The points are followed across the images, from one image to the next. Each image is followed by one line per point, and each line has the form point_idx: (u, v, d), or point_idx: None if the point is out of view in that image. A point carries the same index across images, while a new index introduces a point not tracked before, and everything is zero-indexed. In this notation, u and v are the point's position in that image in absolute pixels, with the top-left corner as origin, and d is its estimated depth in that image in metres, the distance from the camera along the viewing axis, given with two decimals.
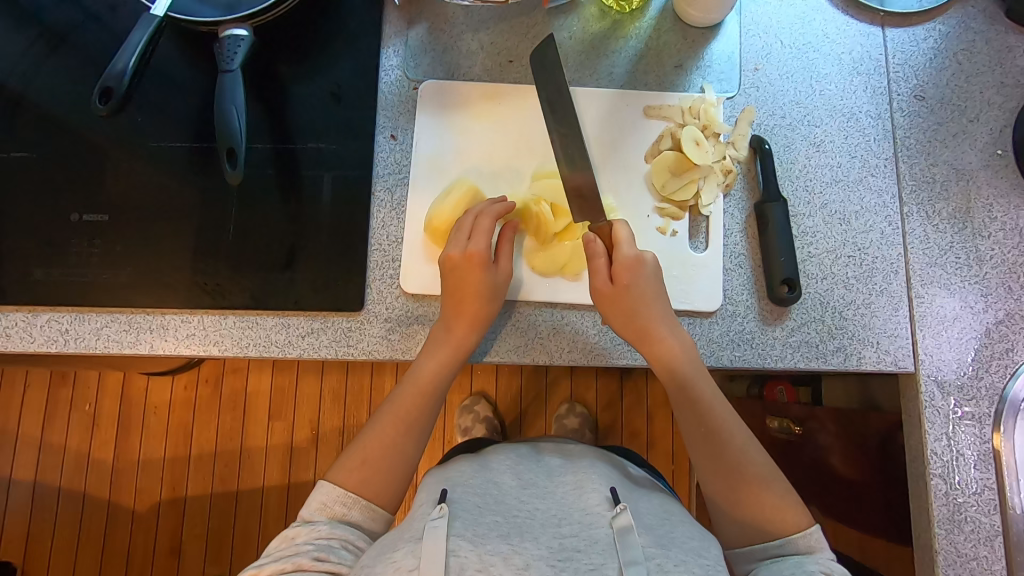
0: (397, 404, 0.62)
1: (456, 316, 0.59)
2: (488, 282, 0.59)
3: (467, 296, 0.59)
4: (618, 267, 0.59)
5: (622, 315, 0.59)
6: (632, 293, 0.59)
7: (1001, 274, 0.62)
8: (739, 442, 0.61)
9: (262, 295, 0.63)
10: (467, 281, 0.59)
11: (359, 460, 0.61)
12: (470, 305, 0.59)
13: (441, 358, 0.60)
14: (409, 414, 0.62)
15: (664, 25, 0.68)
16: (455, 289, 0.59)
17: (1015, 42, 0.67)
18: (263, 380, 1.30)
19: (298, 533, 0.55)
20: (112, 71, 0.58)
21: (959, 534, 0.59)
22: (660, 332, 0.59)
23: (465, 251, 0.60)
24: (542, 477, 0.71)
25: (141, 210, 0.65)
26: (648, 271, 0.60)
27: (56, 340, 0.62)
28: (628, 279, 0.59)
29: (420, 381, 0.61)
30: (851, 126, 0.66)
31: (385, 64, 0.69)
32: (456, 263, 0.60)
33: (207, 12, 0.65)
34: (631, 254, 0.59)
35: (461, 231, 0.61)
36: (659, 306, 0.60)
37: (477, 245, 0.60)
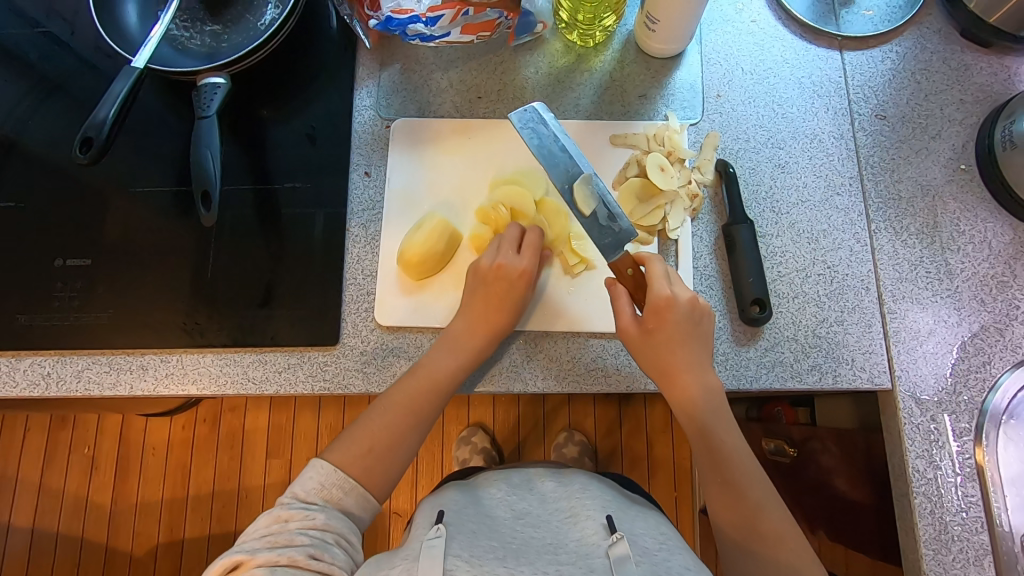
0: (404, 394, 0.59)
1: (485, 319, 0.60)
2: (522, 299, 0.61)
3: (506, 302, 0.60)
4: (650, 312, 0.58)
5: (652, 353, 0.59)
6: (657, 337, 0.58)
7: (973, 287, 0.63)
8: (756, 494, 0.59)
9: (240, 333, 0.63)
10: (510, 288, 0.60)
11: (366, 447, 0.59)
12: (500, 313, 0.60)
13: (462, 355, 0.60)
14: (414, 403, 0.60)
15: (626, 57, 0.71)
16: (492, 297, 0.60)
17: (971, 60, 0.69)
18: (259, 417, 1.30)
19: (292, 517, 0.54)
20: (93, 120, 0.59)
21: (947, 553, 0.57)
22: (683, 378, 0.58)
23: (518, 266, 0.61)
24: (535, 507, 0.70)
25: (124, 253, 0.67)
26: (681, 310, 0.58)
27: (38, 383, 0.63)
28: (657, 325, 0.58)
29: (435, 373, 0.60)
30: (815, 147, 0.67)
31: (359, 104, 0.71)
32: (506, 274, 0.61)
33: (186, 64, 0.69)
34: (664, 294, 0.58)
35: (509, 244, 0.63)
36: (691, 349, 0.58)
37: (528, 263, 0.62)
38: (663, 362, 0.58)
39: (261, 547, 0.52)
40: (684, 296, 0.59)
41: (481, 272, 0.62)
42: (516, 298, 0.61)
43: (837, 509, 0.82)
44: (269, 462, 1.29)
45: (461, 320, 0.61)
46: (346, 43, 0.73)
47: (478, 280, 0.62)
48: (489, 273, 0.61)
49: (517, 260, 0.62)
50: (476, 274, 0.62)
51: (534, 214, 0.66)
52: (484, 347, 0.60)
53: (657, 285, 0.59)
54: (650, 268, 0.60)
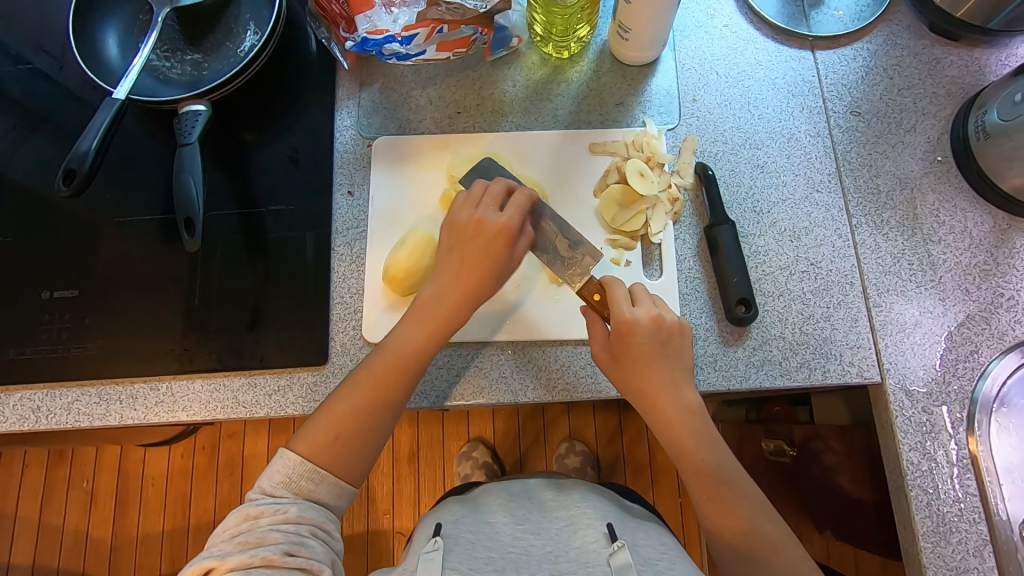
0: (372, 374, 0.58)
1: (461, 282, 0.59)
2: (501, 259, 0.59)
3: (484, 261, 0.59)
4: (614, 336, 0.58)
5: (626, 374, 0.58)
6: (628, 358, 0.57)
7: (956, 277, 0.63)
8: (744, 510, 0.57)
9: (228, 357, 0.63)
10: (488, 247, 0.59)
11: (333, 434, 0.57)
12: (478, 275, 0.59)
13: (431, 328, 0.58)
14: (385, 385, 0.58)
15: (602, 67, 0.71)
16: (470, 256, 0.59)
17: (941, 53, 0.70)
18: (257, 443, 1.29)
19: (262, 514, 0.53)
20: (76, 152, 0.60)
21: (946, 546, 0.57)
22: (661, 400, 0.58)
23: (498, 222, 0.59)
24: (535, 513, 0.70)
25: (112, 282, 0.67)
26: (645, 329, 0.57)
27: (28, 418, 0.63)
28: (625, 346, 0.57)
29: (402, 349, 0.58)
30: (792, 146, 0.68)
31: (339, 125, 0.71)
32: (485, 232, 0.59)
33: (168, 93, 0.70)
34: (623, 315, 0.57)
35: (491, 199, 0.60)
36: (661, 368, 0.57)
37: (511, 219, 0.59)
38: (641, 381, 0.58)
39: (232, 550, 0.51)
40: (646, 316, 0.57)
41: (456, 229, 0.60)
42: (496, 257, 0.59)
43: (841, 506, 0.82)
44: None
45: (435, 285, 0.60)
46: (325, 65, 0.74)
47: (457, 237, 0.60)
48: (467, 230, 0.59)
49: (498, 217, 0.59)
50: (454, 228, 0.60)
51: None
52: (458, 314, 0.59)
53: (617, 307, 0.58)
54: (612, 292, 0.59)
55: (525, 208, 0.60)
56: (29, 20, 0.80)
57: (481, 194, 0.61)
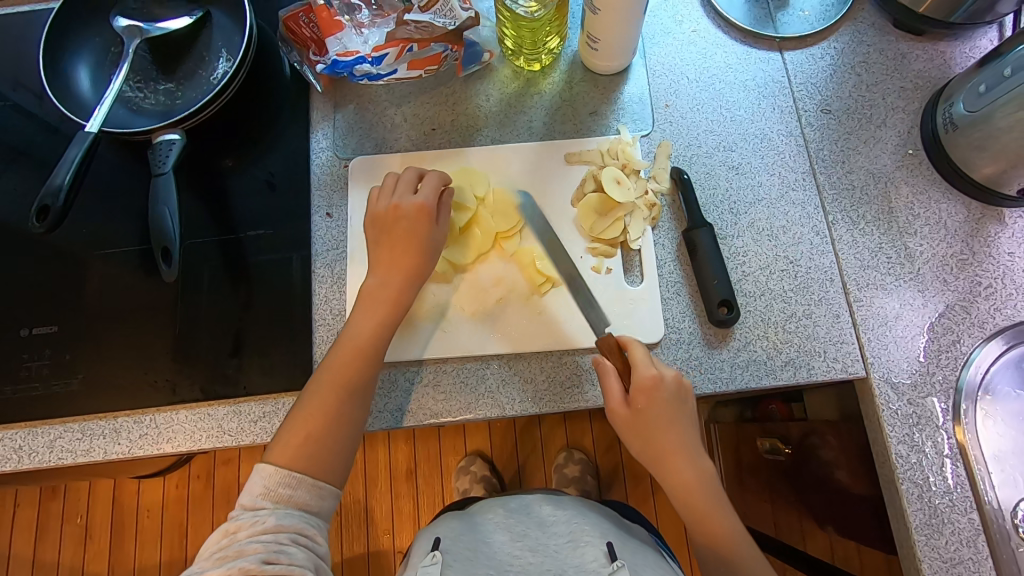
0: (330, 369, 0.58)
1: (396, 266, 0.61)
2: (427, 235, 0.61)
3: (411, 240, 0.61)
4: (637, 390, 0.57)
5: (639, 430, 0.58)
6: (646, 415, 0.57)
7: (934, 268, 0.63)
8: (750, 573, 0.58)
9: (212, 387, 0.63)
10: (413, 228, 0.61)
11: (303, 435, 0.57)
12: (406, 255, 0.61)
13: (380, 314, 0.60)
14: (343, 376, 0.58)
15: (574, 78, 0.72)
16: (397, 241, 0.61)
17: (907, 49, 0.71)
18: (251, 469, 1.28)
19: (239, 528, 0.52)
20: (49, 187, 0.59)
21: (939, 537, 0.57)
22: (675, 462, 0.58)
23: (413, 203, 0.62)
24: (534, 529, 0.69)
25: (94, 316, 0.67)
26: (668, 391, 0.57)
27: (10, 458, 0.62)
28: (644, 400, 0.57)
29: (358, 339, 0.59)
30: (766, 147, 0.68)
31: (315, 147, 0.71)
32: (405, 214, 0.61)
33: (143, 124, 0.70)
34: (649, 375, 0.57)
35: (404, 184, 0.63)
36: (676, 433, 0.58)
37: (426, 198, 0.62)
38: (663, 442, 0.58)
39: (210, 566, 0.50)
40: (671, 376, 0.58)
41: (381, 221, 0.62)
42: (422, 237, 0.61)
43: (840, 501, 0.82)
44: None
45: (372, 277, 0.61)
46: (299, 89, 0.74)
47: (380, 229, 0.62)
48: (388, 218, 0.62)
49: (413, 198, 0.62)
50: (377, 219, 0.62)
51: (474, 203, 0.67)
52: (403, 294, 0.61)
53: (642, 367, 0.57)
54: (632, 352, 0.58)
55: (438, 186, 0.63)
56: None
57: (394, 184, 0.64)
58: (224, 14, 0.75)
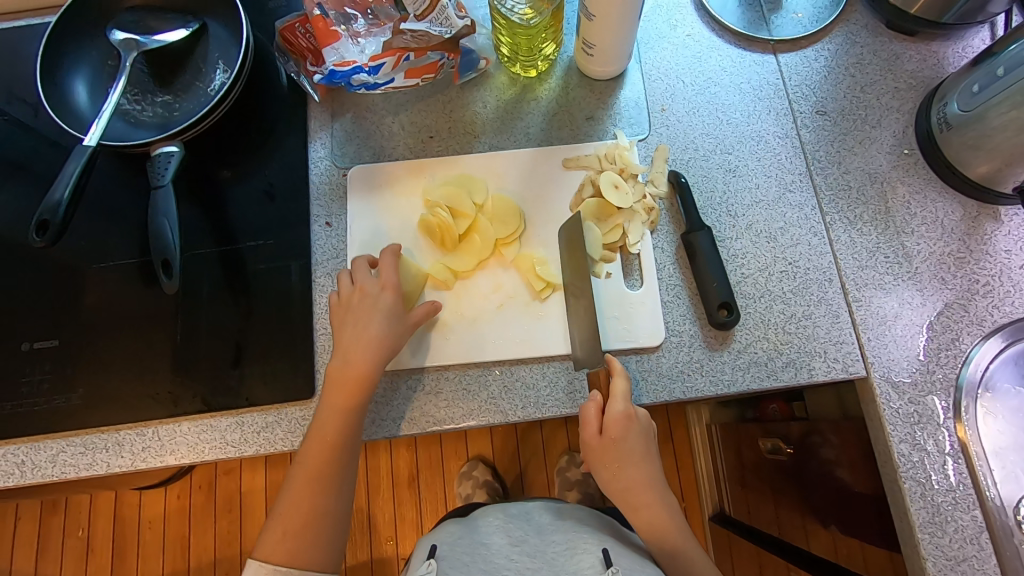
0: (305, 462, 0.58)
1: (360, 342, 0.59)
2: (392, 310, 0.61)
3: (374, 322, 0.60)
4: (610, 424, 0.58)
5: (608, 467, 0.60)
6: (617, 448, 0.59)
7: (932, 267, 0.64)
8: None
9: (215, 398, 0.63)
10: (376, 303, 0.60)
11: (282, 531, 0.57)
12: (368, 330, 0.60)
13: (340, 400, 0.58)
14: (317, 468, 0.58)
15: (570, 83, 0.72)
16: (358, 319, 0.60)
17: (900, 49, 0.72)
18: (253, 479, 1.28)
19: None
20: (48, 203, 0.59)
21: (943, 535, 0.57)
22: (643, 497, 0.61)
23: (376, 282, 0.62)
24: (533, 535, 0.70)
25: (94, 329, 0.67)
26: (638, 427, 0.59)
27: (13, 473, 0.62)
28: (617, 434, 0.58)
29: (324, 432, 0.58)
30: (762, 149, 0.69)
31: (314, 157, 0.72)
32: (368, 293, 0.61)
33: (141, 136, 0.70)
34: (622, 411, 0.58)
35: (362, 271, 0.63)
36: (644, 467, 0.61)
37: (388, 276, 0.62)
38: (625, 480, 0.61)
39: None
40: (642, 412, 0.60)
41: (344, 302, 0.62)
42: (388, 313, 0.60)
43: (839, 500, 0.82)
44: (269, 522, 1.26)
45: (337, 359, 0.60)
46: (297, 98, 0.74)
47: (344, 309, 0.61)
48: (351, 299, 0.61)
49: (375, 279, 0.62)
50: (339, 309, 0.62)
51: (474, 210, 0.67)
52: (366, 375, 0.59)
53: (620, 401, 0.58)
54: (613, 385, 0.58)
55: (395, 263, 0.63)
56: None
57: (351, 280, 0.62)
58: (220, 26, 0.75)
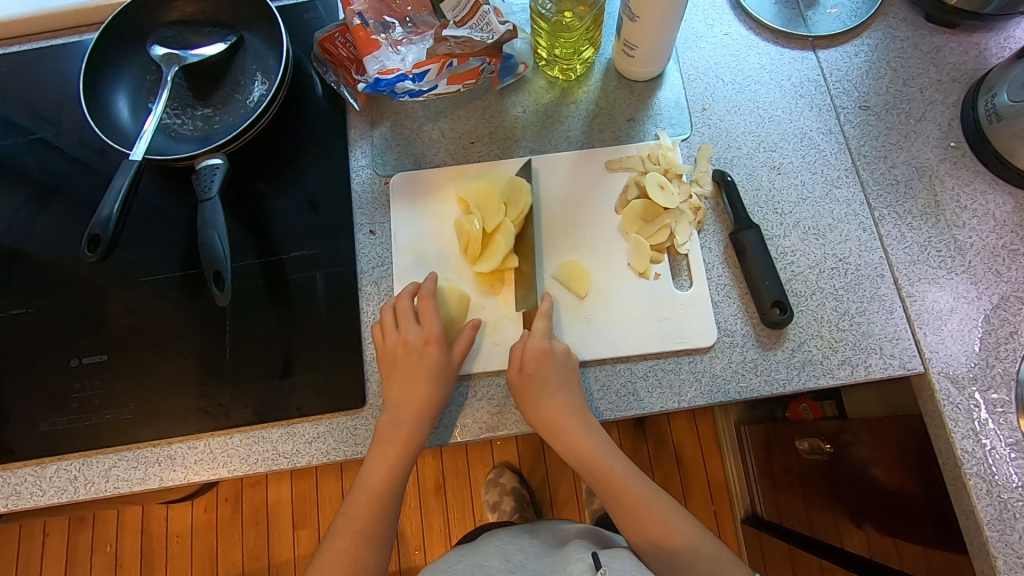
0: (348, 518, 0.59)
1: (408, 401, 0.59)
2: (439, 363, 0.60)
3: (421, 381, 0.59)
4: (526, 358, 0.59)
5: (527, 403, 0.59)
6: (534, 382, 0.59)
7: (986, 259, 0.63)
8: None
9: (266, 409, 0.63)
10: (421, 359, 0.60)
11: None
12: (417, 390, 0.59)
13: (391, 455, 0.58)
14: (360, 524, 0.58)
15: (609, 85, 0.72)
16: (407, 377, 0.59)
17: (941, 41, 0.71)
18: (280, 490, 1.27)
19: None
20: (99, 218, 0.59)
21: (1013, 533, 0.56)
22: (564, 425, 0.59)
23: (420, 335, 0.60)
24: (531, 559, 0.67)
25: (142, 343, 0.67)
26: (556, 360, 0.59)
27: (66, 489, 0.62)
28: (534, 367, 0.59)
29: (371, 485, 0.59)
30: (806, 146, 0.68)
31: (355, 165, 0.72)
32: (413, 348, 0.60)
33: (185, 150, 0.71)
34: (539, 346, 0.59)
35: (405, 317, 0.61)
36: (563, 396, 0.59)
37: (432, 327, 0.61)
38: (541, 413, 0.59)
39: None
40: (561, 346, 0.60)
41: (391, 355, 0.61)
42: (433, 370, 0.60)
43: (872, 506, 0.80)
44: (297, 534, 1.26)
45: (386, 414, 0.59)
46: (336, 108, 0.75)
47: (391, 363, 0.61)
48: (398, 352, 0.60)
49: (419, 329, 0.61)
50: (385, 360, 0.61)
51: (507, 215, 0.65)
52: (415, 432, 0.58)
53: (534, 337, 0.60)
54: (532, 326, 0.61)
55: (437, 309, 0.62)
56: (42, 88, 0.80)
57: (393, 319, 0.62)
58: (257, 38, 0.75)
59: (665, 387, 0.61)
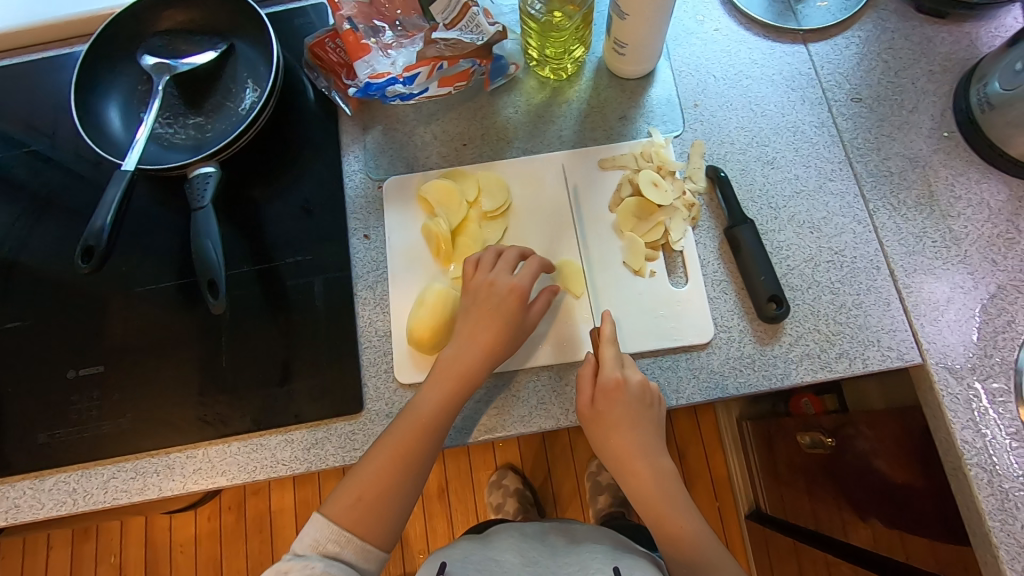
0: (393, 440, 0.57)
1: (478, 342, 0.58)
2: (518, 317, 0.59)
3: (497, 325, 0.59)
4: (599, 395, 0.57)
5: (597, 434, 0.58)
6: (607, 420, 0.57)
7: (981, 249, 0.63)
8: None
9: (264, 416, 0.62)
10: (502, 307, 0.59)
11: (355, 496, 0.56)
12: (489, 333, 0.59)
13: (446, 389, 0.58)
14: (404, 450, 0.56)
15: (601, 83, 0.72)
16: (488, 316, 0.59)
17: (932, 32, 0.71)
18: (284, 497, 1.27)
19: (290, 569, 0.51)
20: (91, 229, 0.59)
21: (1015, 523, 0.55)
22: (634, 463, 0.58)
23: (510, 282, 0.59)
24: (546, 556, 0.67)
25: (139, 354, 0.67)
26: (628, 396, 0.57)
27: (65, 501, 0.62)
28: (608, 404, 0.57)
29: (421, 415, 0.57)
30: (799, 139, 0.68)
31: (348, 170, 0.72)
32: (496, 291, 0.59)
33: (177, 159, 0.71)
34: (612, 377, 0.57)
35: (505, 263, 0.61)
36: (638, 434, 0.58)
37: (522, 280, 0.60)
38: (611, 445, 0.58)
39: None
40: (636, 379, 0.58)
41: (473, 292, 0.60)
42: (514, 319, 0.59)
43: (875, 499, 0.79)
44: None
45: (452, 347, 0.59)
46: (328, 114, 0.75)
47: (471, 300, 0.60)
48: (481, 292, 0.60)
49: (510, 277, 0.60)
50: (468, 292, 0.61)
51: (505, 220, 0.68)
52: (476, 372, 0.58)
53: (606, 368, 0.57)
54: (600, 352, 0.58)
55: (537, 274, 0.61)
56: (33, 100, 0.80)
57: (494, 259, 0.61)
58: (248, 45, 0.75)
59: (662, 385, 0.61)
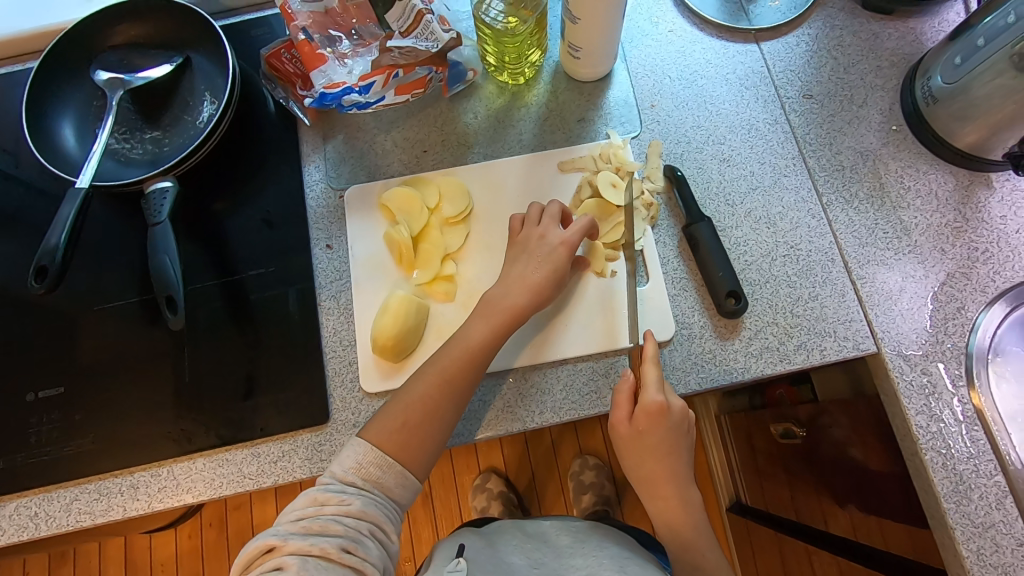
0: (437, 366, 0.59)
1: (525, 284, 0.61)
2: (563, 268, 0.62)
3: (546, 272, 0.61)
4: (639, 413, 0.57)
5: (631, 455, 0.60)
6: (645, 441, 0.58)
7: (931, 238, 0.64)
8: None
9: (229, 431, 0.62)
10: (550, 255, 0.61)
11: (400, 420, 0.57)
12: (536, 275, 0.61)
13: (492, 321, 0.60)
14: (447, 375, 0.58)
15: (559, 87, 0.73)
16: (534, 260, 0.61)
17: (879, 28, 0.73)
18: (265, 511, 1.26)
19: (328, 501, 0.52)
20: (46, 247, 0.58)
21: (968, 503, 0.57)
22: (664, 488, 0.60)
23: (561, 235, 0.62)
24: (552, 558, 0.68)
25: (101, 373, 0.66)
26: (671, 421, 0.58)
27: (26, 526, 0.61)
28: (649, 425, 0.57)
29: (469, 342, 0.59)
30: (754, 137, 0.70)
31: (308, 180, 0.72)
32: (546, 241, 0.62)
33: (133, 174, 0.70)
34: (655, 401, 0.57)
35: (550, 218, 0.64)
36: (669, 460, 0.60)
37: (570, 235, 0.62)
38: (640, 470, 0.61)
39: (295, 532, 0.51)
40: (678, 405, 0.59)
41: (521, 243, 0.63)
42: (559, 269, 0.61)
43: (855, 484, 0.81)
44: None
45: (498, 287, 0.62)
46: (287, 125, 0.74)
47: (517, 250, 0.63)
48: (529, 241, 0.63)
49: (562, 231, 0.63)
50: (517, 242, 0.63)
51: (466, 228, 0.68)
52: (524, 308, 0.60)
53: (649, 390, 0.57)
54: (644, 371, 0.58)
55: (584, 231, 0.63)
56: None
57: (540, 215, 0.64)
58: (203, 57, 0.75)
59: None
